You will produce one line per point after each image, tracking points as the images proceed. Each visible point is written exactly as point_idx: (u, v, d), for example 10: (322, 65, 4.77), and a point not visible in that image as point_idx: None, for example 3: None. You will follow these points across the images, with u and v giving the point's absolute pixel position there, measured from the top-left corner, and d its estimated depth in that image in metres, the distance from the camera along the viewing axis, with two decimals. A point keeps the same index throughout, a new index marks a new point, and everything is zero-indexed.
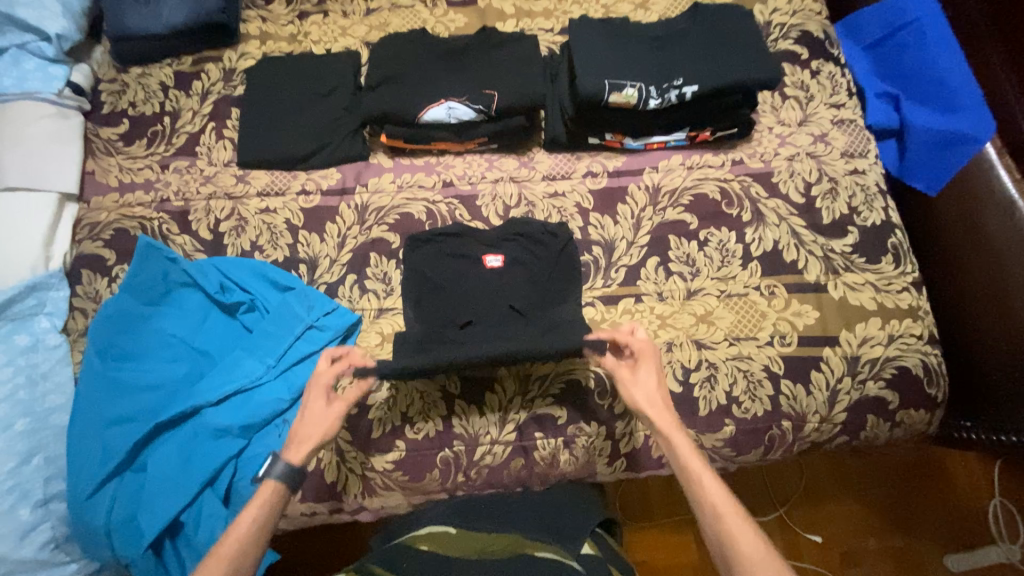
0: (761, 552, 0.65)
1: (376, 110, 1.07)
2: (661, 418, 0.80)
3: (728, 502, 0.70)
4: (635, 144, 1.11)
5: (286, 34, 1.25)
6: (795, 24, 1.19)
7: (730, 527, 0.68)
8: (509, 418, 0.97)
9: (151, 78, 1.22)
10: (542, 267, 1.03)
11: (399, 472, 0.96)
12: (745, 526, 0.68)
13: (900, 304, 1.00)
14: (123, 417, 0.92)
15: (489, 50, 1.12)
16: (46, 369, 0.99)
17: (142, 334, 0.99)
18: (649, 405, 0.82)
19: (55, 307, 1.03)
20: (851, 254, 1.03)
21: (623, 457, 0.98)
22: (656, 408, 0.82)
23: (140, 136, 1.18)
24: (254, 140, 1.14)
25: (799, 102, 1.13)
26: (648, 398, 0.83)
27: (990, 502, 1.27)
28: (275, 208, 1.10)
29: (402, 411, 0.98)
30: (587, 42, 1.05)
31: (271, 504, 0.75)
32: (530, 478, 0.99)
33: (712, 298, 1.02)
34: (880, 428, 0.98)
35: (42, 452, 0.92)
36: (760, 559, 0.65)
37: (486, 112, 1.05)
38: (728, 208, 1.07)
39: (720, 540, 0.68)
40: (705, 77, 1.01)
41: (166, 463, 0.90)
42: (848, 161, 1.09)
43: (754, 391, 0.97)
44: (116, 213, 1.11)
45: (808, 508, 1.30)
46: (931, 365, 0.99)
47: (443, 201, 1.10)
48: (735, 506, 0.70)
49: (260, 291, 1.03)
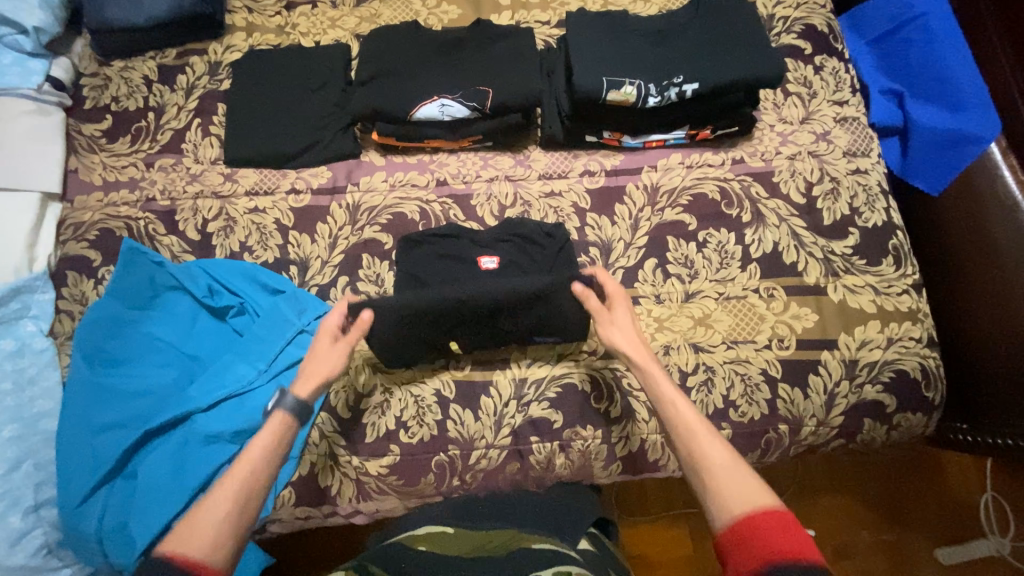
0: (726, 458, 0.66)
1: (368, 106, 1.04)
2: (638, 353, 0.80)
3: (696, 419, 0.71)
4: (634, 142, 1.08)
5: (274, 26, 1.21)
6: (799, 17, 1.16)
7: (698, 441, 0.68)
8: (504, 422, 0.96)
9: (134, 72, 1.18)
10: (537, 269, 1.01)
11: (393, 477, 0.95)
12: (712, 439, 0.68)
13: (900, 307, 0.99)
14: (112, 424, 0.90)
15: (484, 44, 1.08)
16: (33, 373, 0.96)
17: (129, 339, 0.97)
18: (626, 341, 0.82)
19: (41, 311, 1.01)
20: (851, 256, 1.02)
21: (619, 461, 0.97)
22: (633, 344, 0.81)
23: (124, 132, 1.14)
24: (243, 137, 1.10)
25: (801, 99, 1.11)
26: (627, 336, 0.82)
27: (982, 495, 1.28)
28: (265, 208, 1.07)
29: (397, 415, 0.97)
30: (585, 37, 1.02)
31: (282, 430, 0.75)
32: (525, 480, 0.99)
33: (710, 300, 1.01)
34: (877, 431, 0.98)
35: (31, 458, 0.91)
36: (726, 468, 0.65)
37: (480, 109, 1.02)
38: (728, 208, 1.05)
39: (689, 454, 0.68)
40: (706, 74, 0.98)
41: (157, 470, 0.88)
42: (850, 160, 1.07)
43: (751, 394, 0.96)
44: (101, 213, 1.08)
45: (802, 503, 1.30)
46: (929, 368, 0.98)
47: (437, 200, 1.07)
48: (703, 422, 0.70)
49: (250, 294, 1.01)
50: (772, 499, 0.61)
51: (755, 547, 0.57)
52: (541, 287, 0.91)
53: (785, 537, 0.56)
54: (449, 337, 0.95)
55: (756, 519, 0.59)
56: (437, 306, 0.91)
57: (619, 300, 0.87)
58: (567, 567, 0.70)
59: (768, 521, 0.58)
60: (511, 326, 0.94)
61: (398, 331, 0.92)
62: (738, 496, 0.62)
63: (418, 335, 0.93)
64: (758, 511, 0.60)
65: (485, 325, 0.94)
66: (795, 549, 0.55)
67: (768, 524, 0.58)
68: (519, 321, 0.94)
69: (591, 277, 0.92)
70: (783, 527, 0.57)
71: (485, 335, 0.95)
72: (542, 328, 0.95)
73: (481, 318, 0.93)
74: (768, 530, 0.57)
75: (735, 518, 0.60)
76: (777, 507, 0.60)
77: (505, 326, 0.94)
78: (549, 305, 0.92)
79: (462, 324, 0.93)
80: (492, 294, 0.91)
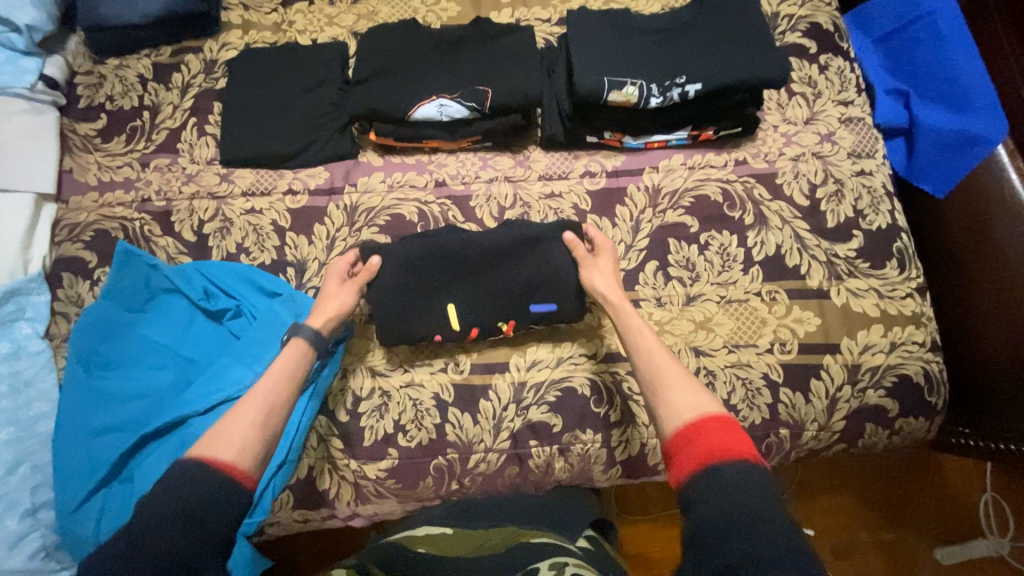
0: (678, 374, 0.78)
1: (365, 106, 1.03)
2: (615, 296, 0.91)
3: (656, 344, 0.84)
4: (635, 143, 1.06)
5: (270, 24, 1.19)
6: (804, 15, 1.14)
7: (657, 360, 0.81)
8: (503, 426, 0.95)
9: (129, 70, 1.17)
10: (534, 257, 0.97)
11: (392, 480, 0.95)
12: (668, 359, 0.81)
13: (903, 311, 0.98)
14: (108, 427, 0.90)
15: (483, 42, 1.07)
16: (29, 376, 0.96)
17: (124, 342, 0.96)
18: (606, 284, 0.93)
19: (36, 312, 1.00)
20: (854, 259, 1.01)
21: (619, 465, 0.96)
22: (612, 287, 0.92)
23: (118, 132, 1.13)
24: (239, 137, 1.09)
25: (806, 99, 1.09)
26: (607, 281, 0.93)
27: (982, 496, 1.27)
28: (261, 209, 1.06)
29: (395, 418, 0.96)
30: (587, 35, 1.00)
31: (304, 355, 0.86)
32: (524, 483, 0.98)
33: (712, 304, 1.00)
34: (879, 436, 0.97)
35: (28, 461, 0.90)
36: (675, 380, 0.77)
37: (480, 109, 1.01)
38: (730, 210, 1.04)
39: (647, 370, 0.80)
40: (709, 74, 0.96)
41: (155, 474, 0.87)
42: (854, 161, 1.06)
43: (752, 399, 0.95)
44: (96, 213, 1.07)
45: (802, 503, 1.30)
46: (932, 373, 0.97)
47: (436, 201, 1.06)
48: (662, 347, 0.84)
49: (247, 296, 1.00)
50: (714, 406, 0.72)
51: (700, 443, 0.67)
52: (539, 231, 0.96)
53: (725, 433, 0.67)
54: (447, 297, 0.95)
55: (703, 422, 0.70)
56: (439, 250, 0.95)
57: (604, 250, 0.97)
58: (565, 558, 0.73)
59: (712, 422, 0.69)
60: (509, 289, 0.95)
61: (399, 278, 0.94)
62: (690, 407, 0.73)
63: (418, 286, 0.95)
64: (704, 416, 0.70)
65: (483, 287, 0.95)
66: (728, 440, 0.66)
67: (711, 425, 0.69)
68: (517, 282, 0.95)
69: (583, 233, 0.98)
70: (725, 426, 0.68)
71: (483, 301, 0.95)
72: (540, 292, 0.95)
73: (479, 276, 0.95)
74: (712, 429, 0.68)
75: (686, 423, 0.71)
76: (716, 409, 0.71)
77: (502, 290, 0.95)
78: (543, 256, 0.96)
79: (460, 283, 0.95)
80: (491, 246, 0.95)
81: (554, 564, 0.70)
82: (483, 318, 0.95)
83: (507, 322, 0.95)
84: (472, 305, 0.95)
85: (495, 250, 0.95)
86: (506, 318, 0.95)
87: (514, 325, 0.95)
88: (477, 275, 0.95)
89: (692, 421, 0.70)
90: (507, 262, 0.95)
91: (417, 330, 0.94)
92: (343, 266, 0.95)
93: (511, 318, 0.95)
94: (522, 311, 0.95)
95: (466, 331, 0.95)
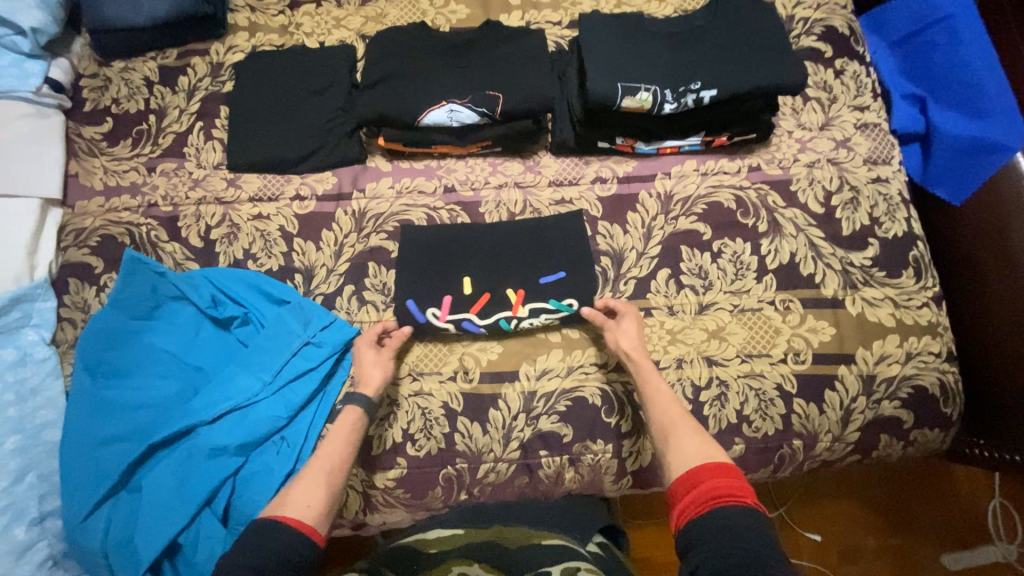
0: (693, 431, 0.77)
1: (375, 110, 1.01)
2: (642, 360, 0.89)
3: (672, 405, 0.82)
4: (647, 148, 1.05)
5: (277, 26, 1.18)
6: (820, 18, 1.12)
7: (671, 418, 0.80)
8: (513, 436, 0.94)
9: (135, 73, 1.16)
10: (552, 245, 1.00)
11: (400, 490, 0.93)
12: (683, 417, 0.80)
13: (920, 321, 0.97)
14: (114, 437, 0.89)
15: (494, 45, 1.05)
16: (35, 384, 0.95)
17: (131, 349, 0.96)
18: (635, 348, 0.90)
19: (43, 319, 0.99)
20: (870, 268, 0.99)
21: (630, 475, 0.95)
22: (639, 351, 0.90)
23: (125, 135, 1.12)
24: (247, 142, 1.08)
25: (821, 104, 1.08)
26: (631, 339, 0.91)
27: (990, 502, 1.26)
28: (269, 215, 1.05)
29: (404, 428, 0.94)
30: (601, 39, 0.98)
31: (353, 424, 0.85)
32: (534, 492, 0.97)
33: (725, 313, 0.98)
34: (893, 447, 0.96)
35: (34, 469, 0.89)
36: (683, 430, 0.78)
37: (490, 115, 1.00)
38: (744, 217, 1.02)
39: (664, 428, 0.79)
40: (724, 81, 0.94)
41: (163, 484, 0.87)
42: (870, 168, 1.04)
43: (765, 409, 0.94)
44: (102, 219, 1.06)
45: (808, 507, 1.28)
46: (948, 383, 0.95)
47: (445, 207, 1.05)
48: (679, 408, 0.82)
49: (255, 304, 0.99)
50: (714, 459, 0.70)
51: (698, 491, 0.66)
52: (550, 221, 1.02)
53: (718, 479, 0.67)
54: (462, 270, 0.98)
55: (702, 470, 0.69)
56: (460, 233, 1.01)
57: (626, 313, 0.95)
58: (577, 563, 0.75)
59: (706, 469, 0.68)
60: (513, 263, 0.99)
61: (421, 254, 1.00)
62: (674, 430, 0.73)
63: (439, 265, 0.99)
64: (704, 467, 0.69)
65: (493, 255, 0.99)
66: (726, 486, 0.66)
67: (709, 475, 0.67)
68: (534, 253, 0.99)
69: (594, 255, 1.01)
70: (718, 471, 0.68)
71: (491, 270, 0.98)
72: (551, 262, 0.98)
73: (489, 253, 0.99)
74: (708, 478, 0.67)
75: (688, 471, 0.70)
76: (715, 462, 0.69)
77: (514, 273, 0.98)
78: (553, 246, 1.00)
79: (474, 264, 0.99)
80: (507, 233, 1.01)
81: (566, 568, 0.72)
82: (494, 285, 0.98)
83: (516, 292, 0.96)
84: (484, 284, 0.97)
85: (506, 239, 1.00)
86: (515, 287, 0.97)
87: (523, 294, 0.96)
88: (491, 261, 0.99)
89: (691, 470, 0.70)
90: (518, 249, 1.00)
91: (424, 301, 0.96)
92: (372, 335, 0.94)
93: (520, 287, 0.97)
94: (532, 281, 0.97)
95: (476, 296, 0.97)
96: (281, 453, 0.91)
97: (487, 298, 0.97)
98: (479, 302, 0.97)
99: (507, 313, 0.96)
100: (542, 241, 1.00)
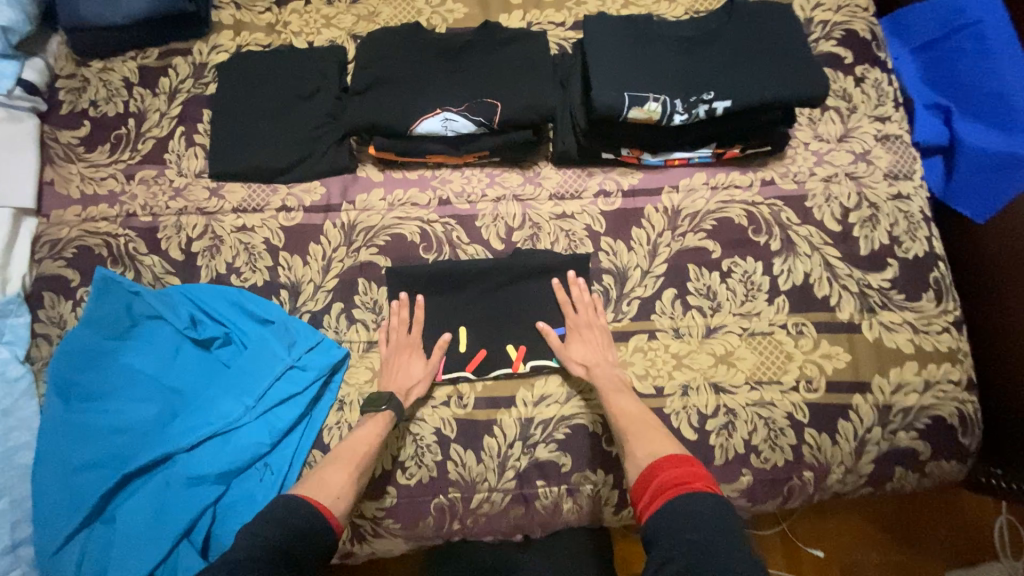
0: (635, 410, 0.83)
1: (364, 118, 0.95)
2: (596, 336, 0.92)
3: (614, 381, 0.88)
4: (654, 160, 0.99)
5: (263, 24, 1.11)
6: (840, 21, 1.06)
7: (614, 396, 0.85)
8: (508, 464, 0.89)
9: (113, 74, 1.10)
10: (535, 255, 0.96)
11: (391, 520, 0.89)
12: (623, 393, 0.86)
13: (940, 347, 0.91)
14: (89, 465, 0.85)
15: (493, 48, 0.99)
16: (8, 404, 0.90)
17: (105, 372, 0.91)
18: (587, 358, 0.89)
19: (15, 336, 0.94)
20: (888, 290, 0.94)
21: (631, 506, 0.90)
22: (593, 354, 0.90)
23: (103, 140, 1.06)
24: (230, 151, 1.02)
25: (839, 114, 1.01)
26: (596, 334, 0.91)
27: (996, 519, 1.22)
28: (253, 227, 0.99)
29: (394, 454, 0.90)
30: (606, 45, 0.92)
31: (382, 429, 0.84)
32: (530, 524, 0.91)
33: (734, 336, 0.93)
34: (907, 479, 0.91)
35: (6, 496, 0.85)
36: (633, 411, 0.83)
37: (487, 124, 0.94)
38: (755, 234, 0.97)
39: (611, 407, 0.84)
40: (737, 91, 0.88)
41: (139, 515, 0.83)
42: (891, 183, 0.98)
43: (775, 439, 0.89)
44: (79, 229, 1.01)
45: (811, 524, 1.24)
46: (967, 414, 0.90)
47: (439, 220, 0.99)
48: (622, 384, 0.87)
49: (236, 324, 0.94)
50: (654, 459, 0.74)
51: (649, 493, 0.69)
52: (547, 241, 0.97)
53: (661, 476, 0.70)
54: (460, 295, 0.95)
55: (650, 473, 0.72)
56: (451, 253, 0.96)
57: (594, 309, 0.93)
58: None
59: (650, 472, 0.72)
60: (512, 289, 0.95)
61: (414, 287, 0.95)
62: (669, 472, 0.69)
63: (434, 288, 0.94)
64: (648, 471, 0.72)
65: (488, 281, 0.94)
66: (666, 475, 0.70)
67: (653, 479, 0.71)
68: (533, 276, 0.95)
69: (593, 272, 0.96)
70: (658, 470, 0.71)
71: (489, 300, 0.94)
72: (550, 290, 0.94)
73: (485, 277, 0.94)
74: (655, 479, 0.70)
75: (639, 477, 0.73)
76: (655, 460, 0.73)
77: (513, 307, 0.94)
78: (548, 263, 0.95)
79: (470, 294, 0.94)
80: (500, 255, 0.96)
81: None
82: (490, 316, 0.93)
83: (517, 348, 0.92)
84: (482, 316, 0.94)
85: (502, 261, 0.94)
86: (516, 343, 0.93)
87: (524, 350, 0.92)
88: (488, 291, 0.94)
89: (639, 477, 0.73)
90: (516, 277, 0.94)
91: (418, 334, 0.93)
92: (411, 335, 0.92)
93: (520, 343, 0.93)
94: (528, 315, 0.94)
95: (471, 353, 0.92)
96: (265, 480, 0.87)
97: (484, 355, 0.92)
98: (475, 359, 0.92)
99: (507, 371, 0.92)
100: (535, 266, 0.94)
